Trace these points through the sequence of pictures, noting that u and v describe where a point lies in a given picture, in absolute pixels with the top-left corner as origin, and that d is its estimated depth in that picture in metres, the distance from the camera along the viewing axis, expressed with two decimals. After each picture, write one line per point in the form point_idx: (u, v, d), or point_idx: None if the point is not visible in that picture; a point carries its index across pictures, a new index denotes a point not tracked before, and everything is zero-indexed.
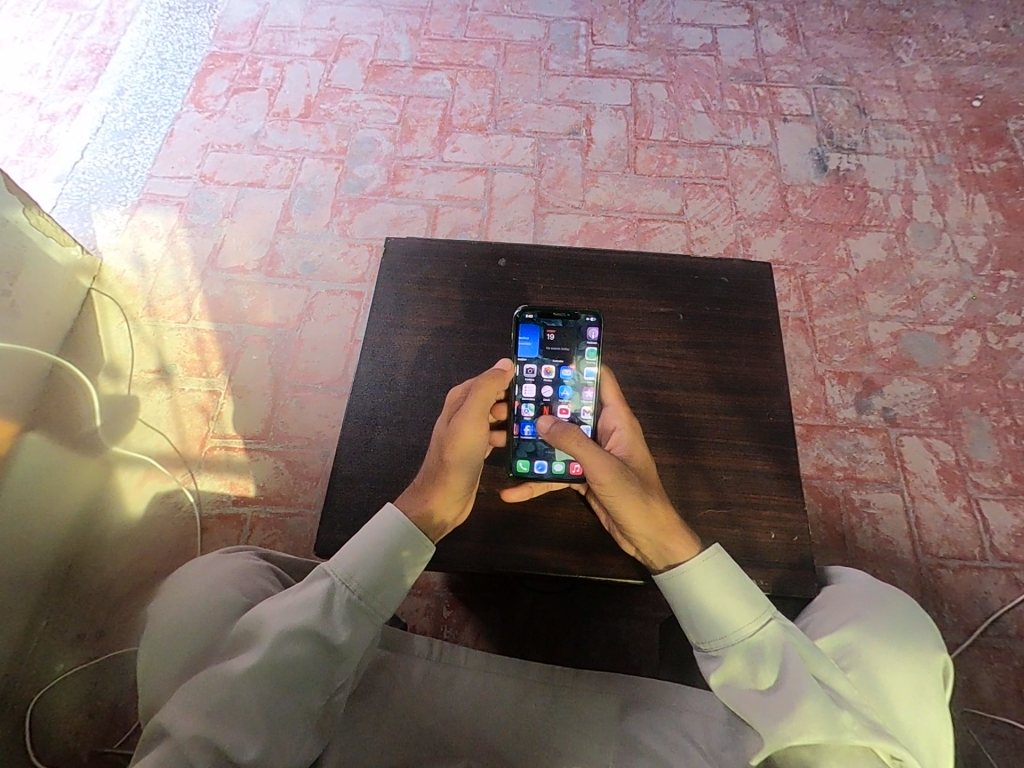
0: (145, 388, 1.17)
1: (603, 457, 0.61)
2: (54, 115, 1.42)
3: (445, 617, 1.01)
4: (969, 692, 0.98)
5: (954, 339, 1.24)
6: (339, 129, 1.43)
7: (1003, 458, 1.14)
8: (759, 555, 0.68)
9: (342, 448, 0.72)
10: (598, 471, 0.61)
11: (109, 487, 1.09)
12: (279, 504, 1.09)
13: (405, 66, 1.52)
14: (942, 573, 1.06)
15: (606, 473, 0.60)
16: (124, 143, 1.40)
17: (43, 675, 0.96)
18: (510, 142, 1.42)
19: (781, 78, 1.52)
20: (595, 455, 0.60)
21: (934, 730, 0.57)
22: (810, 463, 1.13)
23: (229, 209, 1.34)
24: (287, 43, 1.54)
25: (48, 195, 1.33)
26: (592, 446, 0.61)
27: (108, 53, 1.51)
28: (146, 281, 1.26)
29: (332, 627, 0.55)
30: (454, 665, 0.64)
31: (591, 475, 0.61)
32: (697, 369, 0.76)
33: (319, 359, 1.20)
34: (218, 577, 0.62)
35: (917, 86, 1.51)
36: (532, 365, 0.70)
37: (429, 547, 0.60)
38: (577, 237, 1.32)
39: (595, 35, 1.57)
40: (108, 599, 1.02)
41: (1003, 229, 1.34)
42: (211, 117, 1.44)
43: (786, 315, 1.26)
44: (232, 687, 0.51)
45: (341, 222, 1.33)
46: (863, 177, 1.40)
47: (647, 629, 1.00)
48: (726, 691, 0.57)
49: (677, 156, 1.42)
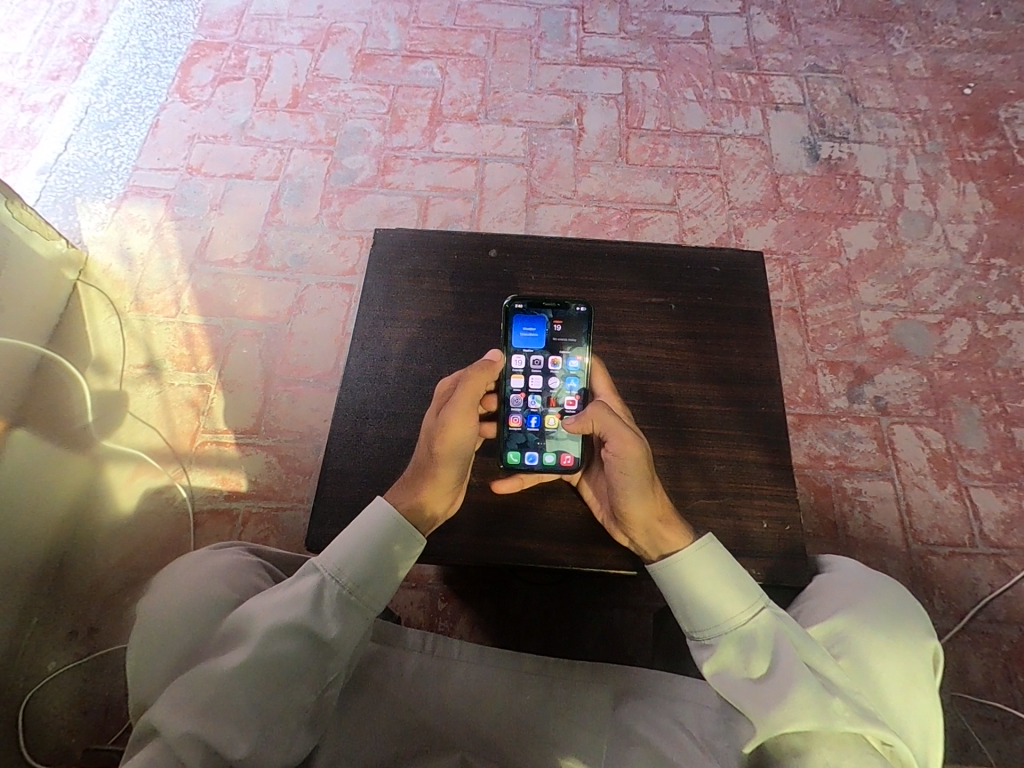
0: (135, 384, 1.16)
1: (627, 433, 0.62)
2: (37, 106, 1.40)
3: (440, 609, 1.01)
4: (958, 677, 0.99)
5: (945, 328, 1.24)
6: (328, 120, 1.41)
7: (993, 446, 1.15)
8: (751, 545, 0.68)
9: (332, 442, 0.71)
10: (623, 444, 0.62)
11: (99, 483, 1.09)
12: (271, 498, 1.08)
13: (394, 55, 1.50)
14: (933, 560, 1.07)
15: (632, 448, 0.62)
16: (109, 135, 1.38)
17: (34, 672, 0.96)
18: (502, 131, 1.41)
19: (773, 66, 1.51)
20: (623, 428, 0.62)
21: (924, 716, 0.57)
22: (802, 453, 1.14)
23: (217, 201, 1.32)
24: (273, 32, 1.52)
25: (31, 189, 1.31)
26: (619, 422, 0.63)
27: (90, 42, 1.49)
28: (133, 275, 1.25)
29: (323, 622, 0.54)
30: (447, 657, 0.63)
31: (611, 448, 0.62)
32: (688, 360, 0.76)
33: (311, 353, 1.19)
34: (206, 572, 0.61)
35: (909, 74, 1.50)
36: (525, 357, 0.69)
37: (419, 540, 0.60)
38: (569, 228, 1.31)
39: (586, 23, 1.56)
40: (99, 596, 1.01)
41: (994, 217, 1.35)
42: (197, 108, 1.42)
43: (778, 304, 1.26)
44: (221, 685, 0.50)
45: (330, 214, 1.32)
46: (855, 166, 1.40)
47: (641, 618, 1.01)
48: (719, 678, 0.57)
49: (669, 145, 1.41)
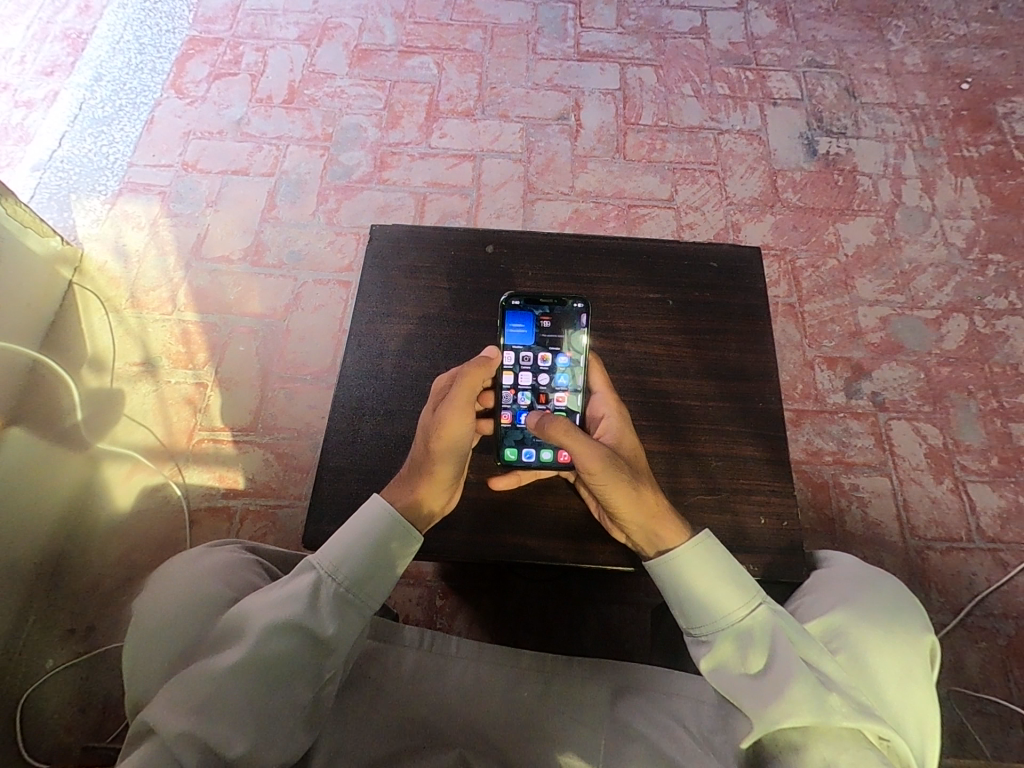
0: (131, 382, 1.16)
1: (589, 447, 0.61)
2: (30, 102, 1.39)
3: (438, 606, 1.01)
4: (955, 671, 1.00)
5: (942, 323, 1.24)
6: (324, 115, 1.41)
7: (990, 441, 1.15)
8: (748, 541, 0.68)
9: (329, 439, 0.71)
10: (586, 460, 0.61)
11: (96, 480, 1.08)
12: (268, 495, 1.08)
13: (390, 50, 1.49)
14: (930, 555, 1.07)
15: (596, 463, 0.60)
16: (103, 131, 1.37)
17: (31, 671, 0.96)
18: (499, 127, 1.40)
19: (771, 61, 1.51)
20: (582, 444, 0.60)
21: (921, 711, 0.57)
22: (800, 449, 1.14)
23: (212, 198, 1.32)
24: (269, 27, 1.52)
25: (25, 185, 1.30)
26: (580, 435, 0.61)
27: (84, 37, 1.48)
28: (129, 272, 1.24)
29: (319, 620, 0.54)
30: (445, 654, 0.63)
31: (582, 462, 0.61)
32: (685, 357, 0.76)
33: (308, 349, 1.19)
34: (203, 570, 0.61)
35: (906, 69, 1.50)
36: (521, 352, 0.69)
37: (417, 537, 0.60)
38: (567, 224, 1.31)
39: (583, 18, 1.55)
40: (97, 594, 1.01)
41: (992, 213, 1.34)
42: (192, 104, 1.41)
43: (775, 300, 1.25)
44: (218, 683, 0.50)
45: (326, 210, 1.31)
46: (853, 161, 1.40)
47: (639, 614, 1.01)
48: (715, 675, 0.57)
49: (666, 141, 1.40)
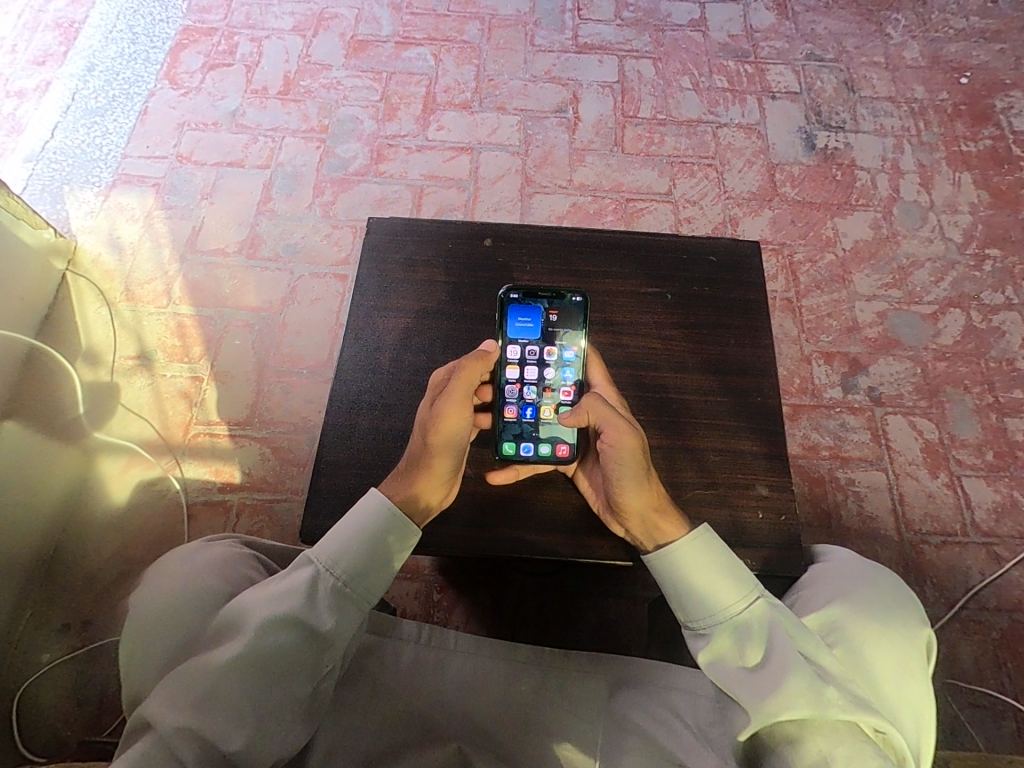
0: (125, 375, 1.15)
1: (623, 425, 0.62)
2: (22, 92, 1.38)
3: (435, 600, 1.01)
4: (950, 665, 1.00)
5: (939, 318, 1.24)
6: (319, 107, 1.40)
7: (985, 436, 1.15)
8: (746, 535, 0.68)
9: (325, 433, 0.71)
10: (619, 436, 0.62)
11: (91, 474, 1.08)
12: (266, 490, 1.08)
13: (387, 41, 1.48)
14: (925, 549, 1.07)
15: (629, 441, 0.61)
16: (97, 122, 1.36)
17: (28, 665, 0.95)
18: (496, 120, 1.39)
19: (770, 55, 1.50)
20: (618, 420, 0.62)
21: (919, 705, 0.57)
22: (797, 443, 1.14)
23: (207, 190, 1.30)
24: (264, 17, 1.50)
25: (17, 177, 1.29)
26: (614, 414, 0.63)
27: (76, 26, 1.46)
28: (123, 266, 1.23)
29: (317, 614, 0.54)
30: (443, 648, 0.63)
31: (607, 440, 0.62)
32: (685, 351, 0.76)
33: (305, 344, 1.18)
34: (199, 566, 0.61)
35: (905, 63, 1.49)
36: (574, 350, 0.69)
37: (415, 532, 0.60)
38: (565, 217, 1.30)
39: (581, 10, 1.54)
40: (93, 587, 1.01)
41: (990, 208, 1.34)
42: (186, 95, 1.40)
43: (773, 294, 1.25)
44: (215, 678, 0.50)
45: (323, 203, 1.30)
46: (851, 155, 1.39)
47: (635, 608, 1.01)
48: (713, 668, 0.57)
49: (665, 134, 1.40)
